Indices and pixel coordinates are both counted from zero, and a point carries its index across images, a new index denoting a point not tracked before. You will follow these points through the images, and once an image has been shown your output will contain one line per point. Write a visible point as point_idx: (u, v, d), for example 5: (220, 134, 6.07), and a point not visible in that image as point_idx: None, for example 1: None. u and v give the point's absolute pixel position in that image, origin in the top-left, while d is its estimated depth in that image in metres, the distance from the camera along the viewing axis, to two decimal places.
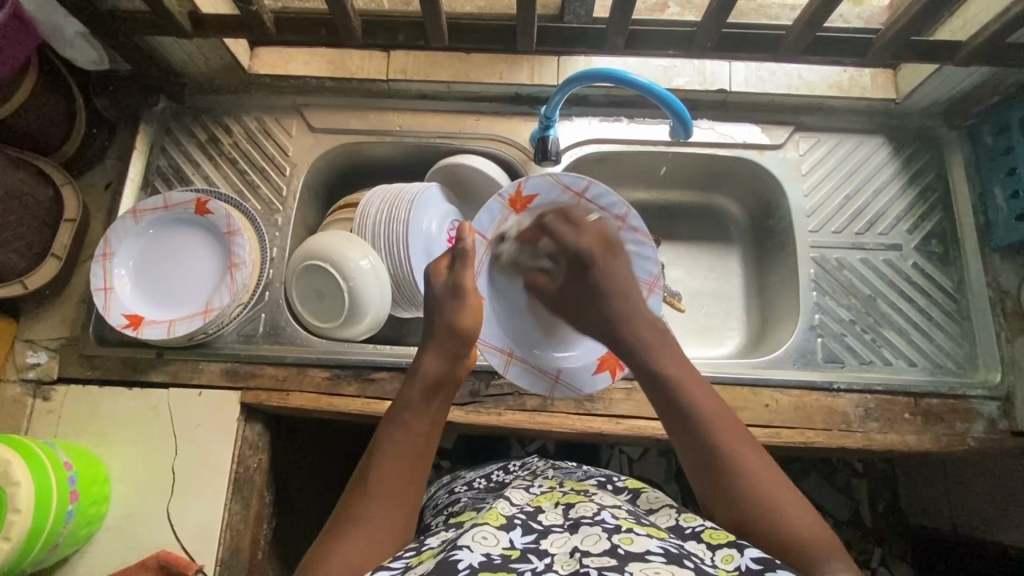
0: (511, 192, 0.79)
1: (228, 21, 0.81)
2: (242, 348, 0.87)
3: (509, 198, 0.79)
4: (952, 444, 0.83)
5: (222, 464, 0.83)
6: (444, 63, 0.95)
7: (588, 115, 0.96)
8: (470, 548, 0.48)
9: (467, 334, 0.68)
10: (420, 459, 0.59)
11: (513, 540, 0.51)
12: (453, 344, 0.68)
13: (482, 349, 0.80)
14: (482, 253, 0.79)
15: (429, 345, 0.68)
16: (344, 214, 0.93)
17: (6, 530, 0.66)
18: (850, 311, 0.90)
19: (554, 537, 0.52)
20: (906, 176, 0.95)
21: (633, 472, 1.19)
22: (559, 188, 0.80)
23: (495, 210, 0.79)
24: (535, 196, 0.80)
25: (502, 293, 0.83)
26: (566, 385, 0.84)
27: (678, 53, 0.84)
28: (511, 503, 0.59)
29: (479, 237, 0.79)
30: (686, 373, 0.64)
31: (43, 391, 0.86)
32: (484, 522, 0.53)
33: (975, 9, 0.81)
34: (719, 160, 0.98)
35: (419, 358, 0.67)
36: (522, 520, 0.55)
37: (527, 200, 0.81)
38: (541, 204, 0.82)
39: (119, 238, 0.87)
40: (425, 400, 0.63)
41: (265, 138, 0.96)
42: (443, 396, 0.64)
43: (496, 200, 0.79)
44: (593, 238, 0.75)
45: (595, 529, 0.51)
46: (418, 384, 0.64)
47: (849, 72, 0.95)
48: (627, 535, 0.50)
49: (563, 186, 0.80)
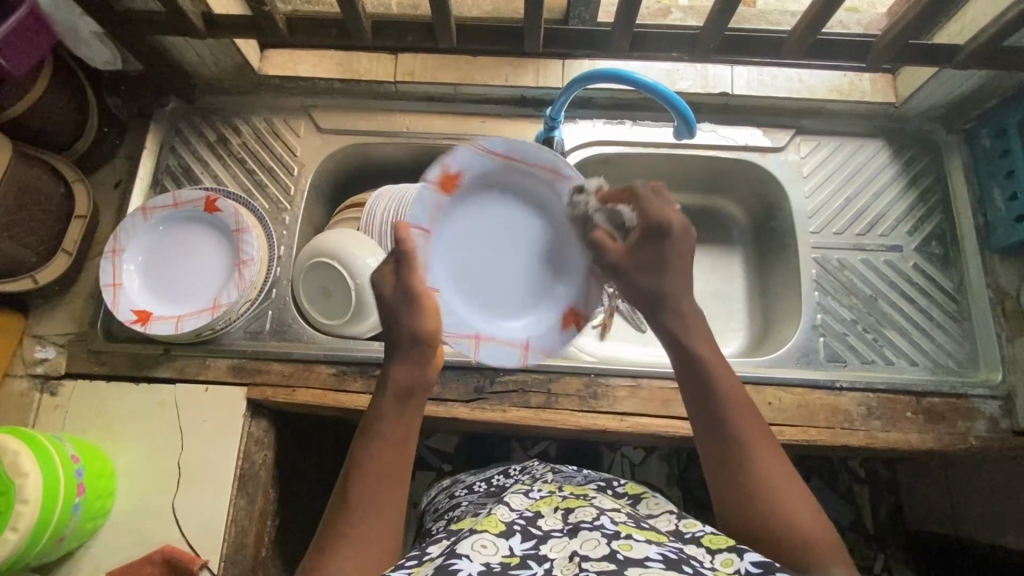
0: (439, 172, 0.73)
1: (242, 22, 0.82)
2: (248, 345, 0.88)
3: (438, 179, 0.73)
4: (954, 443, 0.83)
5: (227, 461, 0.83)
6: (450, 66, 0.96)
7: (591, 117, 0.98)
8: (469, 558, 0.49)
9: (432, 336, 0.64)
10: (397, 469, 0.58)
11: (512, 547, 0.52)
12: (419, 349, 0.64)
13: (449, 340, 0.75)
14: (422, 246, 0.72)
15: (396, 353, 0.64)
16: (351, 213, 0.94)
17: (13, 521, 0.67)
18: (852, 311, 0.91)
19: (553, 543, 0.53)
20: (906, 178, 0.96)
21: (635, 476, 1.19)
22: (484, 154, 0.75)
23: (425, 195, 0.73)
24: (464, 172, 0.75)
25: (452, 280, 0.77)
26: (537, 351, 0.80)
27: (681, 56, 0.86)
28: (509, 509, 0.59)
29: (414, 229, 0.72)
30: (718, 360, 0.62)
31: (51, 386, 0.86)
32: (484, 529, 0.54)
33: (972, 13, 0.82)
34: (721, 162, 0.99)
35: (388, 366, 0.64)
36: (521, 526, 0.55)
37: (457, 178, 0.75)
38: (473, 178, 0.76)
39: (128, 236, 0.88)
40: (396, 412, 0.61)
41: (273, 139, 0.98)
42: (415, 404, 0.62)
43: (426, 187, 0.72)
44: (677, 216, 0.67)
45: (594, 534, 0.52)
46: (389, 393, 0.62)
47: (849, 76, 0.96)
48: (626, 540, 0.51)
49: (490, 153, 0.75)
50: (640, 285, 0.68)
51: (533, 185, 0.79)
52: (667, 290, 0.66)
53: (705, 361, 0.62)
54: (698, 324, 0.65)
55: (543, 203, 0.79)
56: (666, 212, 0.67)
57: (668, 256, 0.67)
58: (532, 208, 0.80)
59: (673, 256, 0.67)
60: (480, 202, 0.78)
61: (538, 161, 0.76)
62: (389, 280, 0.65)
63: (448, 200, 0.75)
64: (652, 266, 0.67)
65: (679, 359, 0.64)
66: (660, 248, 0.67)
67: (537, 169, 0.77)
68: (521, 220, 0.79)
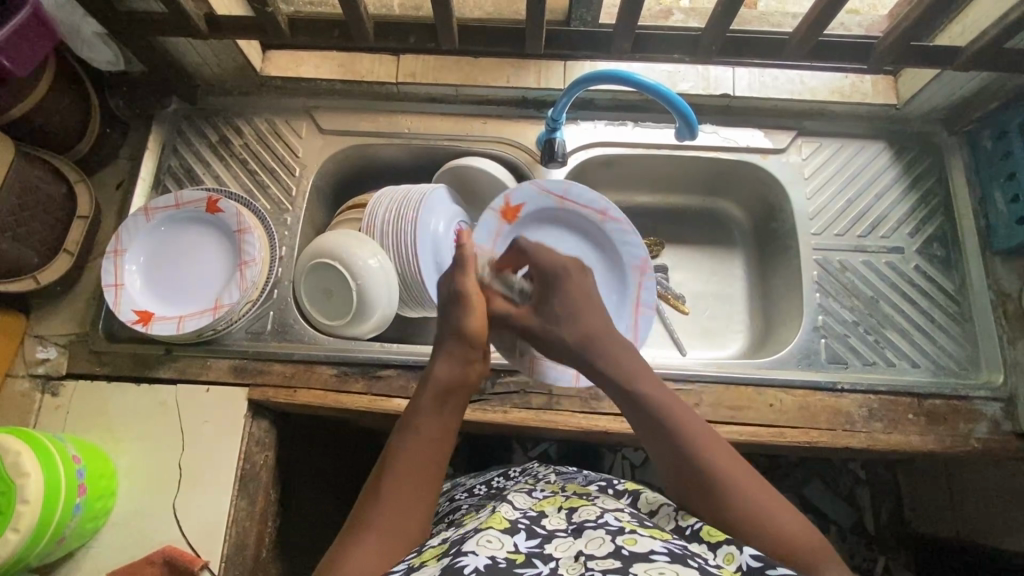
0: (501, 204, 0.89)
1: (244, 23, 0.83)
2: (250, 346, 0.88)
3: (500, 210, 0.88)
4: (956, 445, 0.83)
5: (228, 461, 0.83)
6: (452, 67, 0.96)
7: (593, 119, 0.98)
8: (475, 553, 0.49)
9: (475, 337, 0.66)
10: (432, 465, 0.59)
11: (517, 544, 0.52)
12: (464, 349, 0.66)
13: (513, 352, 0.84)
14: (484, 268, 0.88)
15: (438, 353, 0.66)
16: (353, 214, 0.94)
17: (14, 522, 0.66)
18: (853, 313, 0.91)
19: (558, 542, 0.53)
20: (907, 180, 0.96)
21: (636, 478, 1.19)
22: (543, 194, 0.89)
23: (489, 223, 0.89)
24: (522, 206, 0.89)
25: None
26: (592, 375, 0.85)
27: (683, 57, 0.86)
28: (513, 507, 0.59)
29: (479, 254, 0.88)
30: (663, 393, 0.63)
31: (52, 386, 0.86)
32: (488, 526, 0.53)
33: (974, 15, 0.82)
34: (722, 164, 0.99)
35: (430, 365, 0.66)
36: (525, 524, 0.55)
37: (515, 210, 0.90)
38: (529, 211, 0.90)
39: (130, 236, 0.88)
40: (435, 409, 0.62)
41: (275, 139, 0.98)
42: (454, 403, 0.63)
43: (490, 214, 0.88)
44: (568, 257, 0.73)
45: (599, 532, 0.52)
46: (429, 391, 0.63)
47: (851, 78, 0.96)
48: (630, 536, 0.51)
49: (547, 192, 0.89)
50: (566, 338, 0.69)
51: (581, 222, 0.91)
52: (588, 338, 0.68)
53: (652, 399, 0.62)
54: (636, 366, 0.65)
55: (587, 233, 0.92)
56: (556, 258, 0.73)
57: (569, 294, 0.71)
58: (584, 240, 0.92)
59: (571, 297, 0.71)
60: (535, 231, 0.92)
61: (588, 203, 0.89)
62: (443, 279, 0.69)
63: (507, 228, 0.90)
64: (552, 317, 0.71)
65: (625, 402, 0.64)
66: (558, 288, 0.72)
67: (586, 210, 0.90)
68: (572, 247, 0.92)
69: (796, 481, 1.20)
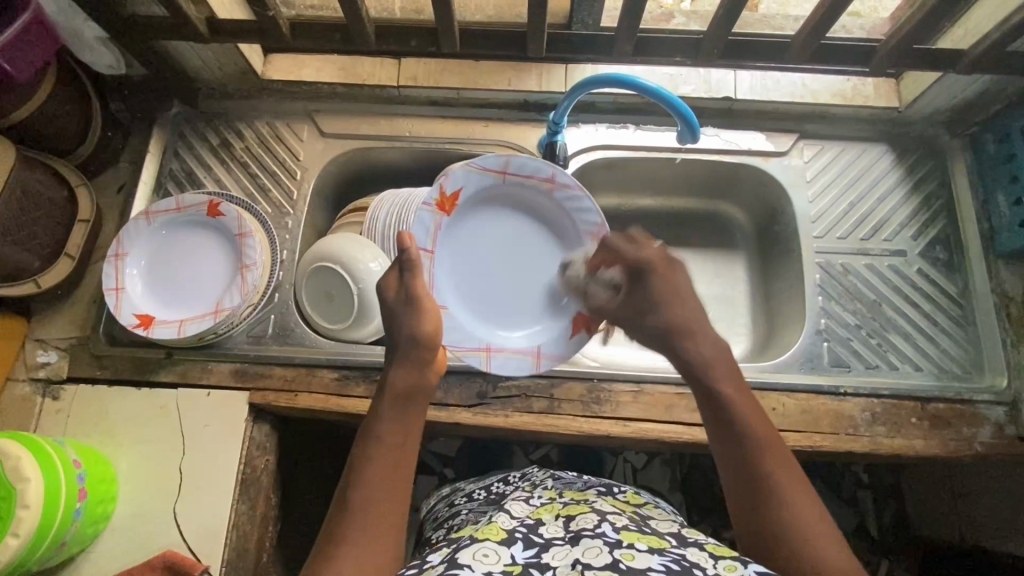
0: (436, 196, 0.82)
1: (245, 27, 0.83)
2: (251, 349, 0.88)
3: (435, 202, 0.82)
4: (959, 449, 0.83)
5: (229, 466, 0.83)
6: (453, 71, 0.96)
7: (594, 122, 0.98)
8: (471, 567, 0.49)
9: (429, 340, 0.66)
10: (399, 467, 0.58)
11: (514, 555, 0.52)
12: (418, 351, 0.66)
13: (461, 354, 0.82)
14: (428, 267, 0.82)
15: (394, 361, 0.66)
16: (354, 218, 0.94)
17: (14, 527, 0.66)
18: (856, 316, 0.91)
19: (555, 550, 0.53)
20: (910, 183, 0.96)
21: (637, 481, 1.18)
22: (478, 173, 0.83)
23: (425, 219, 0.82)
24: (461, 191, 0.83)
25: (458, 294, 0.85)
26: (549, 357, 0.85)
27: (684, 60, 0.86)
28: (511, 516, 0.59)
29: (422, 251, 0.82)
30: (745, 398, 0.61)
31: (53, 390, 0.86)
32: (485, 537, 0.54)
33: (977, 18, 0.82)
34: (724, 167, 0.99)
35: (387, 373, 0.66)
36: (522, 534, 0.55)
37: (453, 198, 0.83)
38: (470, 194, 0.85)
39: (131, 240, 0.88)
40: (395, 413, 0.62)
41: (276, 143, 0.98)
42: (415, 406, 0.63)
43: (422, 210, 0.81)
44: (656, 252, 0.73)
45: (596, 541, 0.52)
46: (387, 397, 0.63)
47: (852, 81, 0.96)
48: (628, 550, 0.50)
49: (484, 170, 0.83)
50: (652, 328, 0.70)
51: (527, 196, 0.87)
52: (680, 322, 0.68)
53: (732, 401, 0.60)
54: (716, 359, 0.64)
55: (538, 209, 0.88)
56: (647, 252, 0.73)
57: (657, 292, 0.71)
58: (530, 219, 0.88)
59: (661, 289, 0.71)
60: (479, 217, 0.87)
61: (533, 173, 0.85)
62: (393, 287, 0.69)
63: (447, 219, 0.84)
64: (643, 303, 0.72)
65: (704, 400, 0.62)
66: (645, 283, 0.72)
67: (532, 181, 0.86)
68: (518, 227, 0.88)
69: None
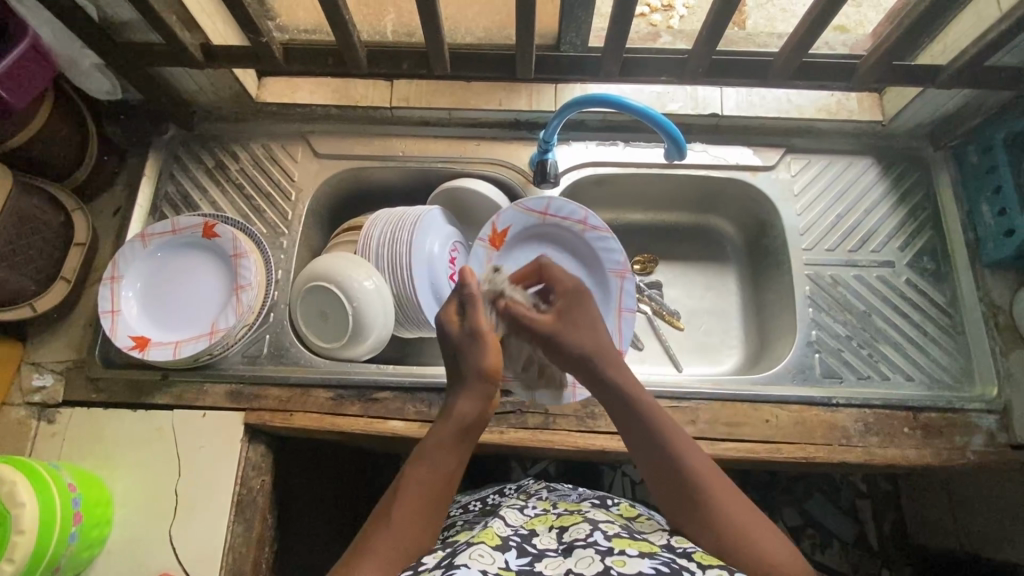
0: (488, 232, 0.89)
1: (239, 53, 0.84)
2: (246, 369, 0.88)
3: (488, 238, 0.89)
4: (952, 458, 0.83)
5: (225, 487, 0.83)
6: (444, 92, 0.98)
7: (584, 139, 0.99)
8: (468, 565, 0.50)
9: (493, 374, 0.67)
10: (443, 493, 0.59)
11: (508, 561, 0.52)
12: (482, 385, 0.67)
13: (505, 382, 0.84)
14: None
15: (460, 386, 0.67)
16: (348, 237, 0.95)
17: (10, 552, 0.66)
18: (846, 327, 0.92)
19: (547, 560, 0.53)
20: (896, 195, 0.98)
21: (635, 495, 1.18)
22: (524, 213, 0.90)
23: (479, 253, 0.90)
24: (508, 229, 0.90)
25: None
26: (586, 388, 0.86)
27: (670, 79, 0.88)
28: (506, 523, 0.59)
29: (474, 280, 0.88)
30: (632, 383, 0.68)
31: (48, 414, 0.86)
32: (480, 541, 0.54)
33: (955, 35, 0.84)
34: (713, 182, 1.00)
35: (453, 399, 0.67)
36: (517, 542, 0.56)
37: (503, 235, 0.90)
38: (516, 233, 0.91)
39: (127, 262, 0.88)
40: (455, 437, 0.63)
41: (271, 164, 0.99)
42: (471, 439, 0.64)
43: (479, 244, 0.89)
44: (571, 279, 0.79)
45: (588, 551, 0.52)
46: (452, 423, 0.64)
47: (836, 96, 0.98)
48: (619, 556, 0.52)
49: (530, 211, 0.90)
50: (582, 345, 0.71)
51: (565, 237, 0.93)
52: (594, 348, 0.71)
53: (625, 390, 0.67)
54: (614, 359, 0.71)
55: (575, 248, 0.93)
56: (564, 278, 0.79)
57: (581, 313, 0.75)
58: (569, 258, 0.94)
59: (584, 312, 0.75)
60: (523, 253, 0.93)
61: (568, 216, 0.90)
62: (455, 321, 0.70)
63: (497, 254, 0.90)
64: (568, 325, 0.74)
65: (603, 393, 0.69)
66: (579, 304, 0.76)
67: (567, 223, 0.91)
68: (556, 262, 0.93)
69: (796, 496, 1.20)
